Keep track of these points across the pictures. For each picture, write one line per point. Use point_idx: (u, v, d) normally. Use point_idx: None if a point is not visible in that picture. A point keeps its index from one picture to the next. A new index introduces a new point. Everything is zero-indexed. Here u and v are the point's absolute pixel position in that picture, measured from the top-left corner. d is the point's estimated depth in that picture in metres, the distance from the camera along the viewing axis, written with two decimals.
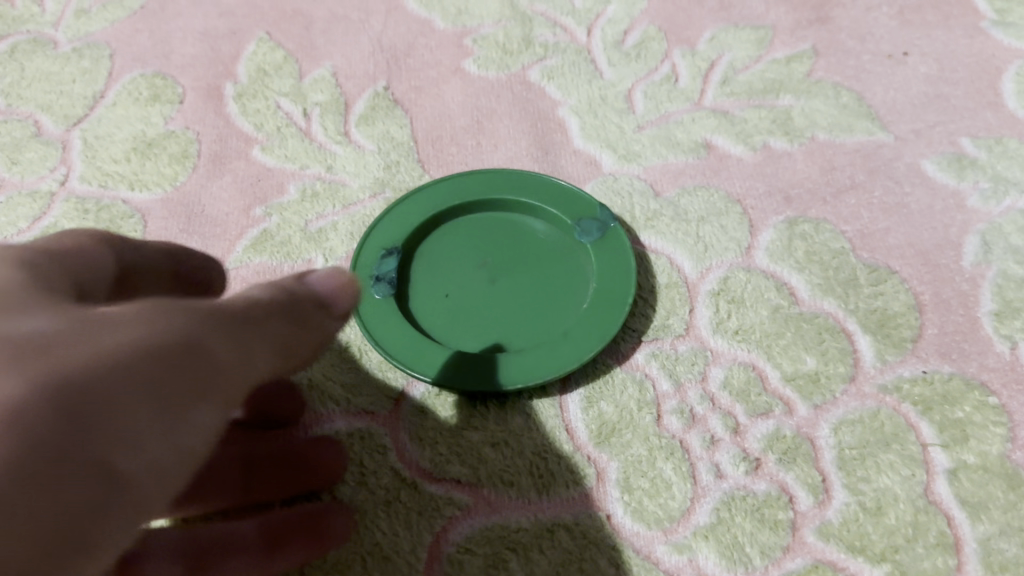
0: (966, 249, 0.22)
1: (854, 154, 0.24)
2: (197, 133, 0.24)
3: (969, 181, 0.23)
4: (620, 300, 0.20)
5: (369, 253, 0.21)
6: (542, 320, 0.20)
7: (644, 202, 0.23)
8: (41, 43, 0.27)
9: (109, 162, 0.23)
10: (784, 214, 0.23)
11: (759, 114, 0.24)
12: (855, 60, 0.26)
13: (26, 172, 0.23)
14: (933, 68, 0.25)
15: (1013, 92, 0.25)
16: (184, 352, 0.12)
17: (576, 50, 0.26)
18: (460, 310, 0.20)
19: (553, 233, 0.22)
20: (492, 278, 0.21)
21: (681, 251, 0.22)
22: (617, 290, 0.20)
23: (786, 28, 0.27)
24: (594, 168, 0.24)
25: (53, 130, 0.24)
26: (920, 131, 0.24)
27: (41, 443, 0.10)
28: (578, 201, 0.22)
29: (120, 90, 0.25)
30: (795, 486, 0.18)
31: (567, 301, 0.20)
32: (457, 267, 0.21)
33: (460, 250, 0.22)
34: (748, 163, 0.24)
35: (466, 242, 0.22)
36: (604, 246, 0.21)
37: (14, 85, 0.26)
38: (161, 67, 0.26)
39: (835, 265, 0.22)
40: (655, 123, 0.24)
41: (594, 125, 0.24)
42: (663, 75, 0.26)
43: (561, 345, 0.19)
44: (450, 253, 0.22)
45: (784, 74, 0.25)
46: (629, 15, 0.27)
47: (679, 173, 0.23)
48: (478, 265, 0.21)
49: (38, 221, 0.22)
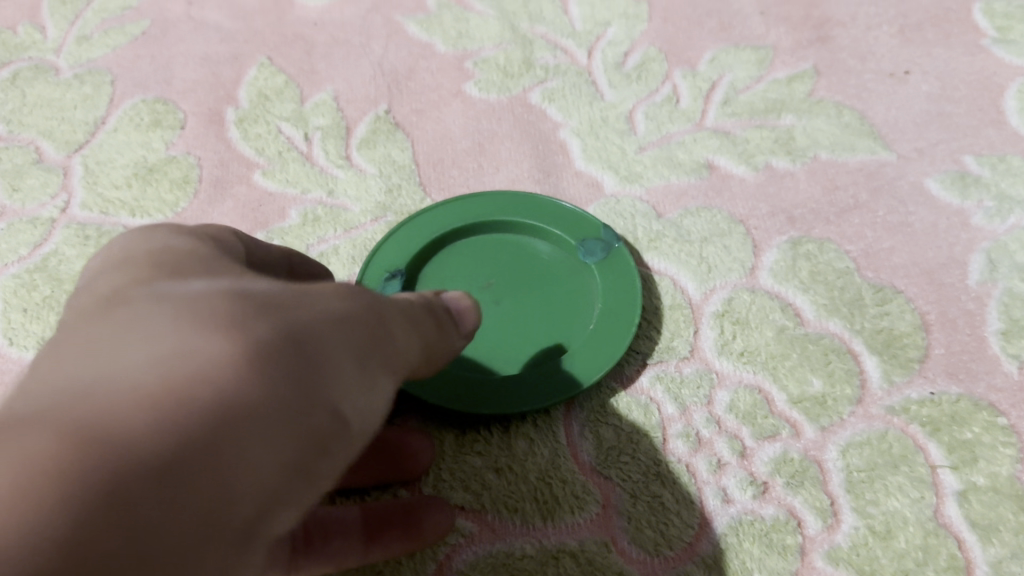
0: (971, 267, 0.22)
1: (857, 173, 0.24)
2: (198, 158, 0.24)
3: (973, 199, 0.23)
4: (626, 323, 0.20)
5: (371, 274, 0.21)
6: (549, 341, 0.20)
7: (647, 223, 0.23)
8: (42, 70, 0.27)
9: (110, 188, 0.23)
10: (788, 235, 0.22)
11: (761, 134, 0.24)
12: (857, 80, 0.26)
13: (27, 199, 0.23)
14: (935, 86, 0.25)
15: (1016, 109, 0.25)
16: (374, 322, 0.13)
17: (577, 72, 0.26)
18: None
19: (555, 255, 0.22)
20: (497, 299, 0.21)
21: (684, 272, 0.22)
22: (622, 313, 0.20)
23: (788, 47, 0.27)
24: (596, 190, 0.24)
25: (54, 156, 0.24)
26: (923, 149, 0.24)
27: (281, 377, 0.11)
28: (582, 222, 0.22)
29: (122, 116, 0.25)
30: (803, 510, 0.18)
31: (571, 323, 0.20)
32: (460, 288, 0.21)
33: (462, 271, 0.22)
34: (750, 183, 0.23)
35: (468, 264, 0.22)
36: (608, 268, 0.21)
37: (16, 112, 0.25)
38: (162, 93, 0.26)
39: (840, 285, 0.21)
40: (656, 144, 0.24)
41: (595, 147, 0.24)
42: (664, 96, 0.26)
43: (570, 366, 0.19)
44: (451, 275, 0.21)
45: (786, 95, 0.25)
46: (630, 37, 0.27)
47: (681, 194, 0.23)
48: (481, 286, 0.21)
49: (38, 248, 0.22)
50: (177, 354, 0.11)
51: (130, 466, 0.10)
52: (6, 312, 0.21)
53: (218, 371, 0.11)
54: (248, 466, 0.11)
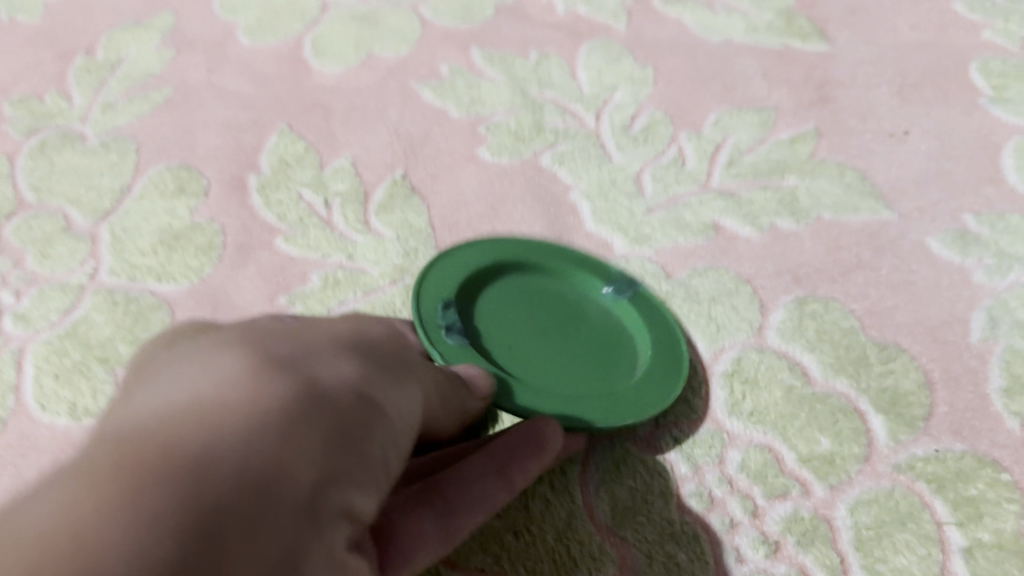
0: (973, 324, 0.22)
1: (859, 233, 0.24)
2: (222, 224, 0.25)
3: (973, 257, 0.23)
4: (677, 352, 0.22)
5: (430, 300, 0.21)
6: (610, 369, 0.21)
7: (656, 284, 0.23)
8: (69, 138, 0.27)
9: (137, 254, 0.24)
10: (793, 293, 0.23)
11: (765, 195, 0.25)
12: (858, 140, 0.26)
13: (57, 266, 0.24)
14: (934, 145, 0.26)
15: (1014, 166, 0.25)
16: (386, 360, 0.17)
17: (585, 135, 0.27)
18: (522, 359, 0.21)
19: (589, 294, 0.23)
20: (548, 332, 0.22)
21: (694, 332, 0.22)
22: (671, 343, 0.22)
23: (789, 109, 0.28)
24: (606, 251, 0.24)
25: (82, 223, 0.25)
26: (923, 208, 0.25)
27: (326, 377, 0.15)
28: (607, 267, 0.23)
29: (147, 183, 0.26)
30: (813, 568, 0.19)
31: (621, 355, 0.22)
32: (508, 322, 0.22)
33: (506, 304, 0.22)
34: (756, 244, 0.24)
35: (509, 298, 0.23)
36: (646, 305, 0.23)
37: (43, 179, 0.26)
38: (185, 160, 0.26)
39: (845, 344, 0.22)
40: (663, 205, 0.25)
41: (605, 209, 0.25)
42: (670, 158, 0.26)
43: (636, 394, 0.21)
44: (499, 309, 0.22)
45: (788, 156, 0.26)
46: (636, 99, 0.28)
47: (689, 255, 0.24)
48: (527, 320, 0.22)
49: (68, 314, 0.23)
50: (245, 372, 0.14)
51: (228, 430, 0.13)
52: (38, 378, 0.22)
53: (257, 385, 0.14)
54: (315, 439, 0.14)
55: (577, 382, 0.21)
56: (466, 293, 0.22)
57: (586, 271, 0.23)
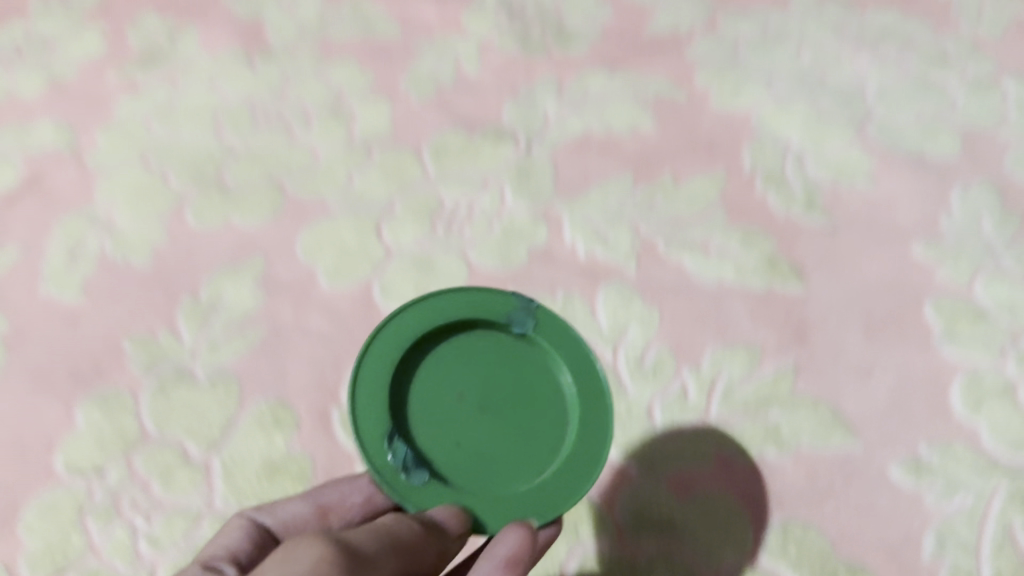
0: (924, 545, 0.28)
1: (833, 464, 0.30)
2: (314, 456, 0.30)
3: (925, 482, 0.29)
4: (597, 383, 0.25)
5: (377, 449, 0.23)
6: (549, 433, 0.25)
7: (667, 508, 0.29)
8: (182, 376, 0.31)
9: (246, 484, 0.30)
10: (778, 517, 0.29)
11: (754, 428, 0.30)
12: (822, 371, 0.31)
13: (179, 492, 0.29)
14: (894, 385, 0.31)
15: (960, 402, 0.30)
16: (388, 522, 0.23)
17: (605, 370, 0.31)
18: (473, 452, 0.24)
19: (493, 339, 0.25)
20: (480, 406, 0.24)
21: (701, 554, 0.28)
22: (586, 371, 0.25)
23: (771, 347, 0.32)
24: (626, 479, 0.29)
25: (197, 454, 0.30)
26: (884, 438, 0.30)
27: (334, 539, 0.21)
28: (497, 301, 0.26)
29: (250, 418, 0.31)
30: None
31: (551, 408, 0.25)
32: (439, 418, 0.24)
33: (432, 392, 0.25)
34: (747, 473, 0.30)
35: (431, 384, 0.25)
36: (543, 330, 0.26)
37: (164, 416, 0.30)
38: (280, 396, 0.31)
39: (821, 563, 0.28)
40: (671, 437, 0.30)
41: (624, 441, 0.30)
42: (676, 391, 0.31)
43: (580, 442, 0.25)
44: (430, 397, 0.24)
45: (773, 391, 0.31)
46: (646, 337, 0.32)
47: (692, 482, 0.29)
48: (457, 396, 0.25)
49: (191, 538, 0.29)
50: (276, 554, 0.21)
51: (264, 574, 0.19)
52: None
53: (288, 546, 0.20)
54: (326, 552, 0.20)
55: (527, 467, 0.24)
56: (395, 408, 0.24)
57: (488, 318, 0.25)
